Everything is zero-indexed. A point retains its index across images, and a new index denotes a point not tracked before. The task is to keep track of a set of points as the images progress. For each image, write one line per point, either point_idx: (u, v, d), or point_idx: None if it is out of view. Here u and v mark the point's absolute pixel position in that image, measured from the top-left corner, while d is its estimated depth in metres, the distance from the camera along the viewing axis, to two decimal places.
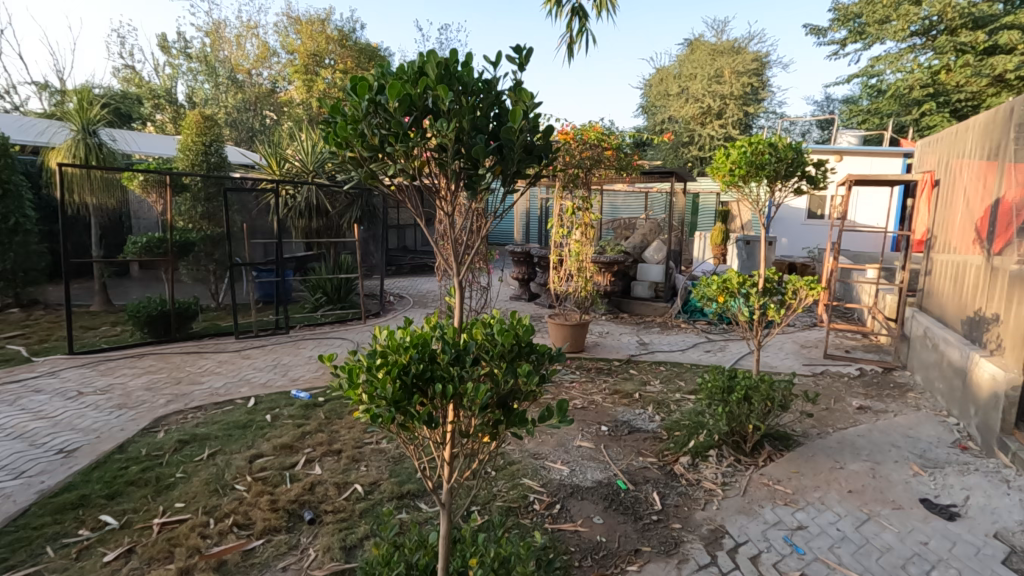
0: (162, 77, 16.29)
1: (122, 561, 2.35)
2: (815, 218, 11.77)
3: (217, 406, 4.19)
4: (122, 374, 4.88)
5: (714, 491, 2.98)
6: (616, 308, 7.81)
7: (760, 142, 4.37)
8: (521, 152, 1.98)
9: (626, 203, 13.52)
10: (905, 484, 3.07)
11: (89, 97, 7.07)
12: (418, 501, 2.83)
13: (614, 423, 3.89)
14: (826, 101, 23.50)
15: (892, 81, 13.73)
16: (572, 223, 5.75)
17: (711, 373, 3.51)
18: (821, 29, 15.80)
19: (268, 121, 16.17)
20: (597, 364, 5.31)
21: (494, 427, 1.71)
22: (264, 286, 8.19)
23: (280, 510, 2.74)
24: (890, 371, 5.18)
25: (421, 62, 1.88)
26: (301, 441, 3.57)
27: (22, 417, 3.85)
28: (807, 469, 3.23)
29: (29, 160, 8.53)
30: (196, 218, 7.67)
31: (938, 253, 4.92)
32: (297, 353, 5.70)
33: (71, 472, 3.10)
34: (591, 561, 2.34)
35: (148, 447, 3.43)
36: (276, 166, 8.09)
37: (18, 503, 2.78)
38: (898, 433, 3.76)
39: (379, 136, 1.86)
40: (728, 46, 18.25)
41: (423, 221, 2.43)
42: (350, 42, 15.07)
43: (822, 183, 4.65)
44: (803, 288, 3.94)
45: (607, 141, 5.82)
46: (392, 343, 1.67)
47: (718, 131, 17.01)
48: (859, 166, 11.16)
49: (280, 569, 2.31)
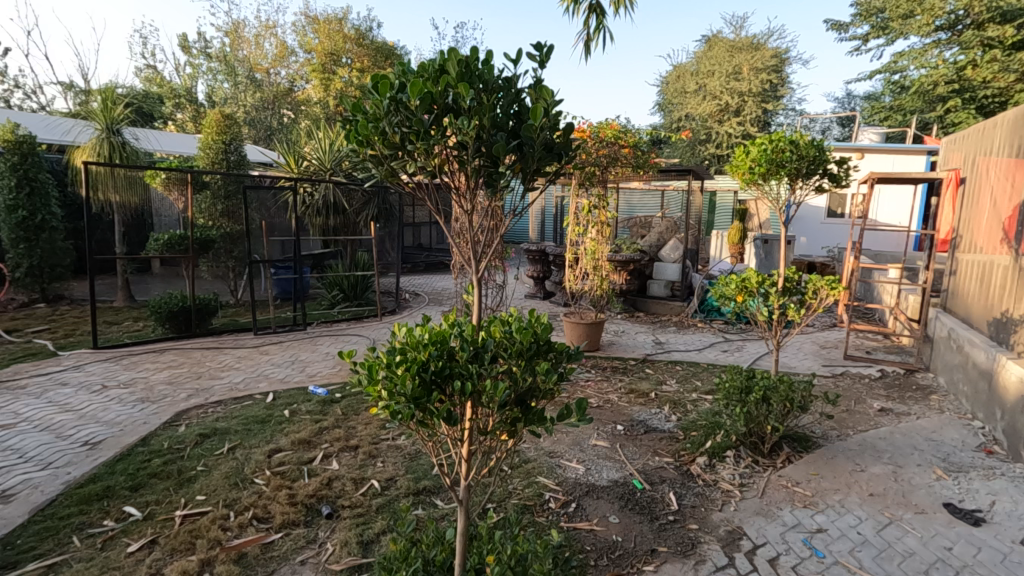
0: (184, 77, 16.64)
1: (145, 551, 2.40)
2: (835, 217, 11.60)
3: (236, 401, 4.25)
4: (145, 368, 4.98)
5: (731, 493, 2.95)
6: (631, 306, 7.77)
7: (780, 139, 4.30)
8: (542, 150, 1.97)
9: (642, 201, 13.46)
10: (928, 488, 3.02)
11: (113, 96, 7.18)
12: (434, 497, 2.85)
13: (630, 423, 3.87)
14: (847, 98, 23.12)
15: (916, 77, 13.46)
16: (588, 222, 5.74)
17: (729, 373, 3.45)
18: (842, 24, 15.54)
19: (287, 119, 16.37)
20: (612, 363, 5.29)
21: (513, 424, 1.72)
22: (282, 283, 8.30)
23: (299, 505, 2.77)
24: (912, 373, 5.07)
25: (442, 60, 1.89)
26: (318, 436, 3.61)
27: (49, 410, 3.95)
28: (827, 471, 3.19)
29: (56, 159, 8.72)
30: (216, 216, 7.78)
31: (963, 252, 4.82)
32: (314, 349, 5.76)
33: (96, 464, 3.17)
34: (607, 561, 2.33)
35: (170, 440, 3.50)
36: (294, 164, 8.16)
37: (46, 493, 2.85)
38: (920, 436, 3.70)
39: (399, 134, 1.87)
40: (747, 42, 17.99)
41: (442, 219, 2.43)
42: (366, 41, 15.12)
43: (844, 182, 4.56)
44: (824, 288, 3.88)
45: (624, 139, 5.75)
46: (411, 340, 1.69)
47: (737, 129, 16.86)
48: (881, 163, 10.96)
49: (299, 562, 2.34)
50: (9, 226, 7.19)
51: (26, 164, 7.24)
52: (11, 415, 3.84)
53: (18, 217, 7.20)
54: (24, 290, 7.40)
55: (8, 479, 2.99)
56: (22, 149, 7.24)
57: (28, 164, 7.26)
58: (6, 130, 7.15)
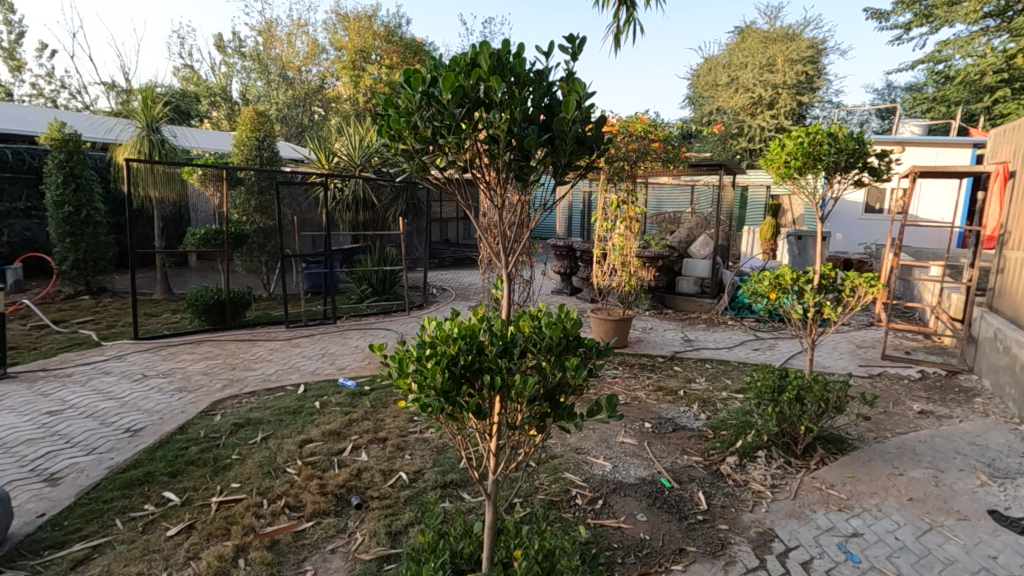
0: (219, 76, 17.25)
1: (183, 536, 2.48)
2: (873, 212, 11.24)
3: (269, 392, 4.35)
4: (182, 359, 5.15)
5: (763, 493, 2.90)
6: (659, 303, 7.66)
7: (818, 132, 4.16)
8: (573, 144, 1.95)
9: (671, 197, 13.34)
10: (971, 494, 2.91)
11: (152, 95, 7.40)
12: (461, 490, 2.87)
13: (658, 421, 3.83)
14: (886, 89, 22.31)
15: (962, 66, 12.88)
16: (616, 217, 5.69)
17: (761, 372, 3.36)
18: (883, 13, 15.01)
19: (317, 116, 16.67)
20: (640, 360, 5.24)
21: (542, 419, 1.72)
22: (312, 277, 8.46)
23: (329, 494, 2.82)
24: (955, 375, 4.87)
25: (474, 53, 1.88)
26: (348, 428, 3.67)
27: (93, 397, 4.12)
28: (863, 474, 3.09)
29: (100, 157, 9.06)
30: (250, 211, 7.96)
31: (1011, 250, 4.61)
32: (343, 342, 5.86)
33: (137, 450, 3.29)
34: (635, 559, 2.31)
35: (206, 429, 3.61)
36: (324, 160, 8.33)
37: (91, 477, 2.98)
38: (964, 440, 3.56)
39: (431, 128, 1.86)
40: (782, 33, 17.50)
41: (472, 214, 2.45)
42: (395, 38, 15.24)
43: (886, 175, 4.39)
44: (862, 285, 3.73)
45: (654, 133, 5.62)
46: (441, 334, 1.70)
47: (770, 122, 16.46)
48: (923, 157, 10.55)
49: (329, 551, 2.39)
50: (57, 221, 7.53)
51: (72, 162, 7.51)
52: (58, 402, 4.01)
53: (64, 213, 7.52)
54: (70, 283, 7.72)
55: (56, 462, 3.13)
56: (68, 147, 7.52)
57: (74, 161, 7.54)
58: (54, 128, 7.43)
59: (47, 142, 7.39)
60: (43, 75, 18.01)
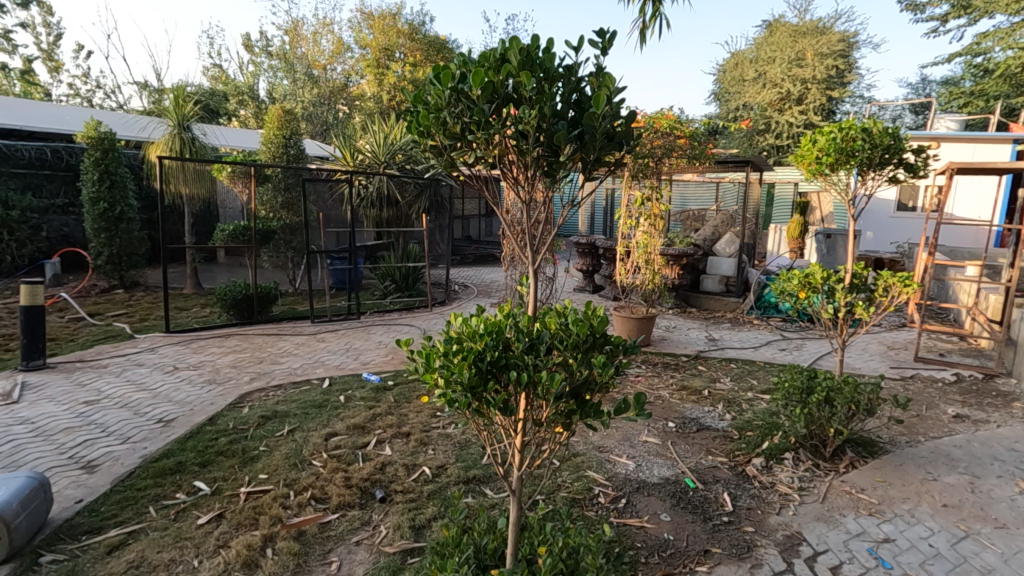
0: (246, 75, 17.62)
1: (213, 525, 2.54)
2: (906, 211, 10.94)
3: (295, 385, 4.43)
4: (212, 352, 5.27)
5: (790, 496, 2.84)
6: (683, 301, 7.57)
7: (851, 127, 4.05)
8: (602, 139, 1.93)
9: (696, 194, 13.22)
10: (1010, 501, 2.81)
11: (183, 94, 7.56)
12: (484, 486, 2.89)
13: (682, 420, 3.79)
14: (921, 84, 21.64)
15: (1003, 58, 12.42)
16: (640, 214, 5.61)
17: (789, 372, 3.28)
18: (918, 5, 14.55)
19: (342, 114, 16.86)
20: (663, 359, 5.16)
21: (568, 417, 1.71)
22: (336, 273, 8.58)
23: (354, 487, 2.86)
24: (992, 378, 4.70)
25: (503, 49, 1.87)
26: (371, 422, 3.71)
27: (127, 388, 4.24)
28: (894, 478, 3.01)
29: (133, 155, 9.30)
30: (277, 207, 8.12)
31: None
32: (368, 338, 5.93)
33: (169, 441, 3.37)
34: (659, 559, 2.29)
35: (235, 421, 3.69)
36: (349, 158, 8.40)
37: (125, 465, 3.07)
38: (1002, 446, 3.44)
39: (460, 125, 1.87)
40: (812, 27, 17.12)
41: (497, 208, 2.43)
42: (419, 36, 15.34)
43: (922, 171, 4.25)
44: (896, 284, 3.63)
45: (680, 129, 5.56)
46: (467, 329, 1.70)
47: (799, 118, 16.12)
48: (959, 153, 10.22)
49: (354, 543, 2.42)
50: (92, 218, 7.73)
51: (107, 160, 7.70)
52: (94, 392, 4.14)
53: (100, 209, 7.71)
54: (105, 277, 8.00)
55: (93, 451, 3.23)
56: (103, 145, 7.68)
57: (109, 158, 7.72)
58: (90, 127, 7.60)
59: (84, 141, 7.56)
60: (80, 76, 18.61)
